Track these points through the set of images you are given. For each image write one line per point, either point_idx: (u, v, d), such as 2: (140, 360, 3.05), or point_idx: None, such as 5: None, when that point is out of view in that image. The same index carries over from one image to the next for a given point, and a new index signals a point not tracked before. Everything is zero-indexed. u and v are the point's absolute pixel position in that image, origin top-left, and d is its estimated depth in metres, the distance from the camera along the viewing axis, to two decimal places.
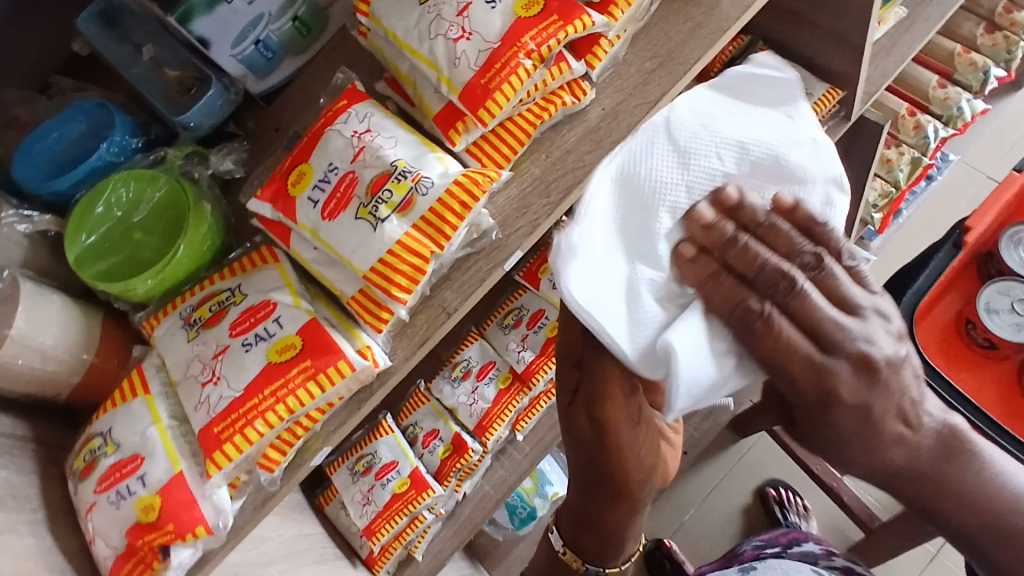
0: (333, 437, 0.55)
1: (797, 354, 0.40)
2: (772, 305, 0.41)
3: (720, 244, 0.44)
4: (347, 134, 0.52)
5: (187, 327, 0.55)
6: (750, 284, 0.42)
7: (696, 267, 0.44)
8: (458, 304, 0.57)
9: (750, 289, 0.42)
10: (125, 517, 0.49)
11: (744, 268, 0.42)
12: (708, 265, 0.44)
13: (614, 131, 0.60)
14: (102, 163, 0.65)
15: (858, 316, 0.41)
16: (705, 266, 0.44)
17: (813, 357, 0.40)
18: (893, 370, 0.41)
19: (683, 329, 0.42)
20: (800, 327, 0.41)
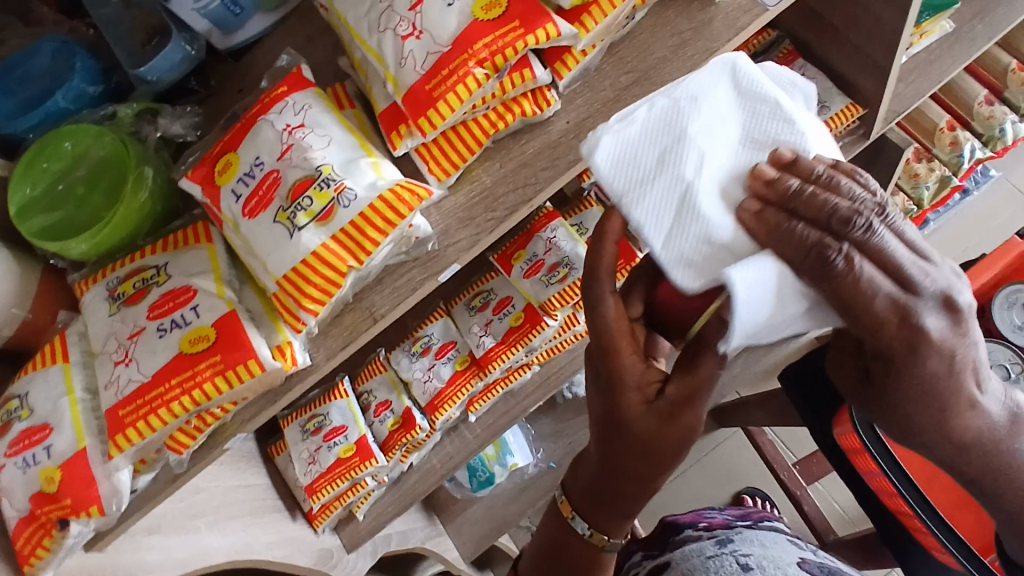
0: (248, 425, 0.56)
1: (877, 297, 0.38)
2: (851, 246, 0.38)
3: (784, 198, 0.41)
4: (278, 128, 0.50)
5: (111, 300, 0.55)
6: (824, 224, 0.39)
7: (762, 220, 0.41)
8: (386, 310, 0.56)
9: (827, 232, 0.39)
10: (29, 482, 0.51)
11: (813, 215, 0.39)
12: (776, 216, 0.41)
13: (573, 149, 0.56)
14: (57, 109, 0.62)
15: (931, 264, 0.39)
16: (773, 218, 0.41)
17: (896, 298, 0.38)
18: (964, 323, 0.40)
19: (750, 269, 0.39)
20: (877, 267, 0.38)
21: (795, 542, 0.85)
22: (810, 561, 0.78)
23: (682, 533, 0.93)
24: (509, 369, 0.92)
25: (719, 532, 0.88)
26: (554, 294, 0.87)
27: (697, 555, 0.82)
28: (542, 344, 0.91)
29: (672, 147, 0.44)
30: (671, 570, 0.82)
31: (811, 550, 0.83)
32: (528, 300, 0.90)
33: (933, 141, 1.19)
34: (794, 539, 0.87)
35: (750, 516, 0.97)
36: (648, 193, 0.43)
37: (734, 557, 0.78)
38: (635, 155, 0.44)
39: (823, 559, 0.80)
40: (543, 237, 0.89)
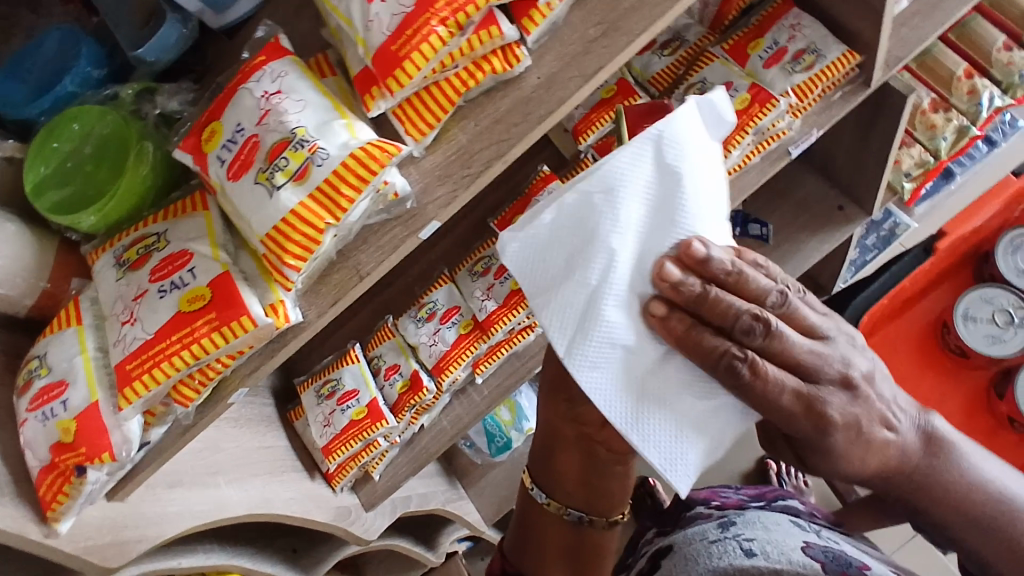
0: (249, 378, 0.60)
1: (784, 388, 0.48)
2: (754, 353, 0.48)
3: (690, 300, 0.50)
4: (257, 95, 0.53)
5: (117, 266, 0.60)
6: (729, 331, 0.49)
7: (668, 324, 0.51)
8: (372, 268, 0.58)
9: (705, 327, 0.50)
10: (49, 433, 0.57)
11: (720, 320, 0.49)
12: (679, 323, 0.51)
13: (544, 103, 0.57)
14: (65, 93, 0.67)
15: (826, 340, 0.51)
16: (678, 324, 0.50)
17: (799, 390, 0.49)
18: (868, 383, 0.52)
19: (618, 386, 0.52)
20: (784, 364, 0.49)
21: (799, 523, 0.68)
22: (816, 545, 0.60)
23: (693, 509, 0.90)
24: (511, 332, 0.94)
25: (723, 517, 0.74)
26: None
27: (698, 539, 0.67)
28: (543, 305, 0.93)
29: (582, 249, 0.54)
30: (670, 557, 0.67)
31: (816, 531, 0.66)
32: None
33: (950, 90, 1.18)
34: (798, 520, 0.71)
35: (766, 496, 0.96)
36: (554, 298, 0.53)
37: (738, 543, 0.63)
38: (542, 265, 0.54)
39: (831, 543, 0.62)
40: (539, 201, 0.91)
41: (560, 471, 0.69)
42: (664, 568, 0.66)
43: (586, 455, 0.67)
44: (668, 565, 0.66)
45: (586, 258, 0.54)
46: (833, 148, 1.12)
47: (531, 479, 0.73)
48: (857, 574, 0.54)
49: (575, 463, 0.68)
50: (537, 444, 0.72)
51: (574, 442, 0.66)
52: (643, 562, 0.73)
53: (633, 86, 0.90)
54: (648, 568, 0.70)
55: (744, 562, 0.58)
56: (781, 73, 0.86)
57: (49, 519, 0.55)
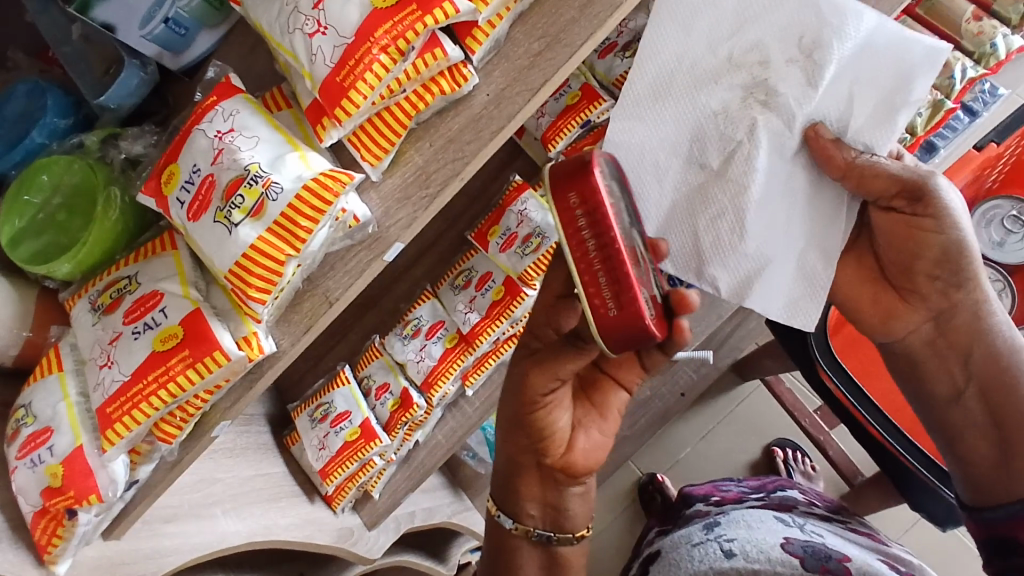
0: (230, 411, 0.61)
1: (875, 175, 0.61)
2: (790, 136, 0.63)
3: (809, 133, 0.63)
4: (210, 135, 0.54)
5: (93, 311, 0.62)
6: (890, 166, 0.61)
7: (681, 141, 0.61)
8: (340, 293, 0.59)
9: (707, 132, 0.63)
10: (38, 479, 0.58)
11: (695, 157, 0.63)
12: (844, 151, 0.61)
13: (494, 120, 0.58)
14: (34, 146, 0.68)
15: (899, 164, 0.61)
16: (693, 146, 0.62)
17: (871, 169, 0.61)
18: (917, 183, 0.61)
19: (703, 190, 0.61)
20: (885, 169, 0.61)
21: (783, 518, 0.68)
22: (795, 540, 0.60)
23: (692, 508, 0.90)
24: (496, 342, 0.95)
25: (709, 518, 0.74)
26: (530, 264, 0.90)
27: (684, 543, 0.68)
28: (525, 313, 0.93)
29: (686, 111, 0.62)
30: (656, 563, 0.68)
31: (800, 525, 0.66)
32: (507, 273, 0.92)
33: None
34: (781, 514, 0.71)
35: (765, 488, 0.96)
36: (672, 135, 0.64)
37: (719, 544, 0.63)
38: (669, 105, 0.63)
39: (813, 536, 0.62)
40: (514, 210, 0.91)
41: (527, 497, 0.69)
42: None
43: (549, 479, 0.69)
44: (656, 571, 0.67)
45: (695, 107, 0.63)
46: None
47: (497, 507, 0.72)
48: (837, 568, 0.55)
49: (539, 486, 0.69)
50: (500, 469, 0.72)
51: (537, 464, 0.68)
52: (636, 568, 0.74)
53: (597, 90, 0.90)
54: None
55: (723, 564, 0.59)
56: None
57: (47, 561, 0.57)
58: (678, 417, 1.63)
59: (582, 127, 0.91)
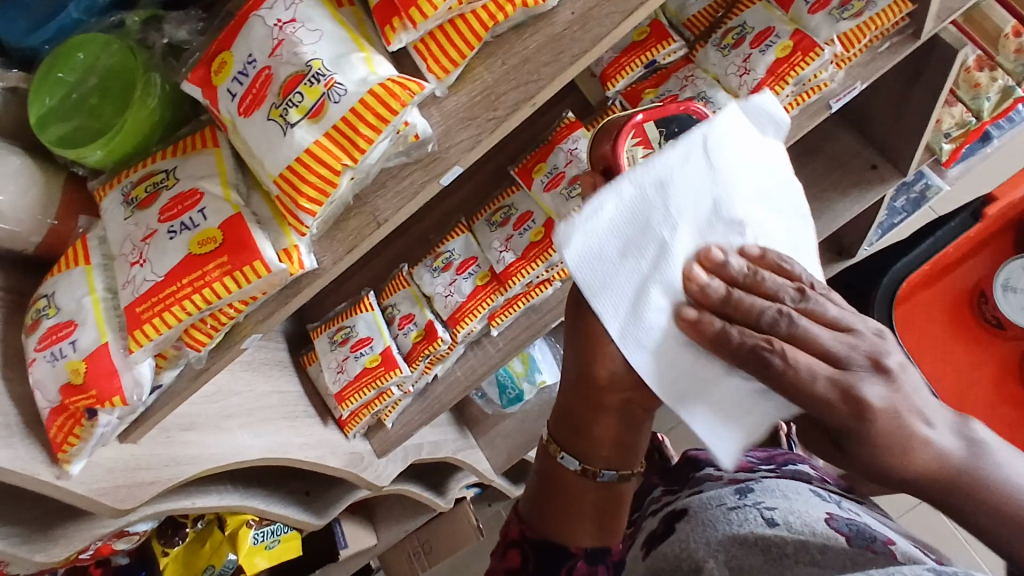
0: (262, 325, 0.58)
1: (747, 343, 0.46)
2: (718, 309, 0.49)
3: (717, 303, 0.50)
4: (269, 23, 0.49)
5: (126, 205, 0.58)
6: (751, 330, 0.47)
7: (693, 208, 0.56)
8: (390, 214, 0.56)
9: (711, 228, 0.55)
10: (58, 374, 0.56)
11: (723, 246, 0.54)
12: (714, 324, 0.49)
13: (577, 41, 0.53)
14: (70, 21, 0.63)
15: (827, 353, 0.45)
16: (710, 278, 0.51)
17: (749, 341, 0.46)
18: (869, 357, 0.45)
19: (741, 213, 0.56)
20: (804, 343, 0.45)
21: (819, 493, 0.67)
22: (839, 517, 0.59)
23: (701, 471, 0.89)
24: (529, 284, 0.92)
25: (739, 483, 0.73)
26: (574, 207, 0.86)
27: (715, 505, 0.67)
28: (563, 258, 0.90)
29: (633, 242, 0.55)
30: (684, 521, 0.66)
31: (836, 502, 0.64)
32: (548, 215, 0.88)
33: (996, 48, 1.15)
34: (816, 489, 0.69)
35: (775, 458, 0.95)
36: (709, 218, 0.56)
37: (759, 512, 0.62)
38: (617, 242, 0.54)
39: (853, 514, 0.61)
40: (563, 148, 0.87)
41: (598, 439, 0.65)
42: (678, 532, 0.65)
43: (626, 418, 0.64)
44: (683, 528, 0.65)
45: (638, 248, 0.55)
46: (872, 103, 1.07)
47: (560, 448, 0.67)
48: (884, 550, 0.52)
49: (615, 428, 0.64)
50: (568, 409, 0.66)
51: (609, 409, 0.63)
52: (654, 525, 0.72)
53: (667, 28, 0.85)
54: (661, 531, 0.68)
55: (766, 531, 0.57)
56: (827, 19, 0.80)
57: (60, 461, 0.56)
58: None
59: (645, 67, 0.86)
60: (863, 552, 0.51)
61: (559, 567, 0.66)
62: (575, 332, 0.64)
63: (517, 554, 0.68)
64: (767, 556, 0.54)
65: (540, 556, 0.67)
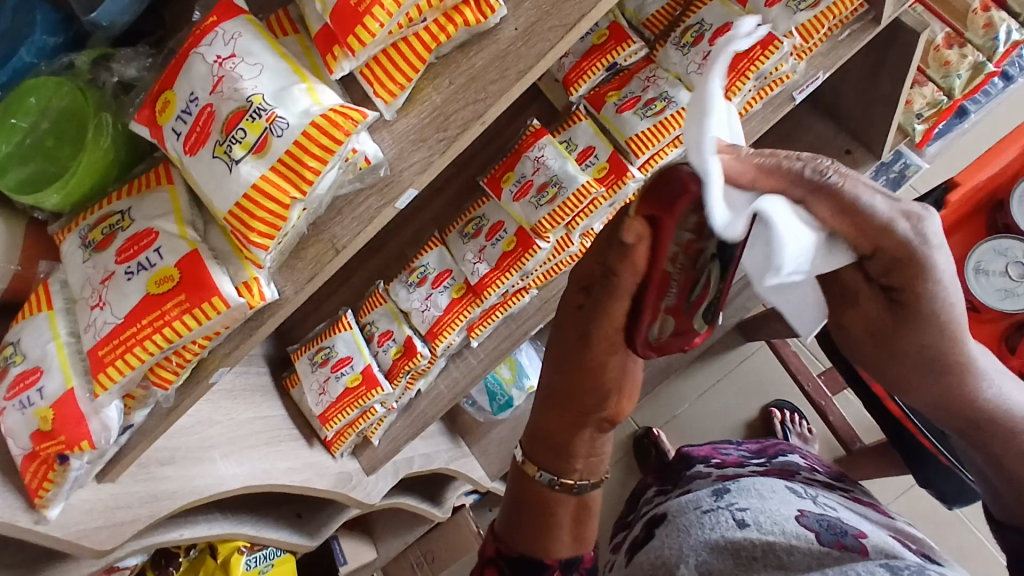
0: (229, 358, 0.58)
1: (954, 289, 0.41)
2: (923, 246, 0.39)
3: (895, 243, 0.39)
4: (209, 60, 0.49)
5: (84, 247, 0.58)
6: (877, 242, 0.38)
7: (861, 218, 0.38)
8: (347, 241, 0.55)
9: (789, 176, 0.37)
10: (29, 422, 0.56)
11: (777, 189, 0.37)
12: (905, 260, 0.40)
13: (523, 57, 0.53)
14: (22, 65, 0.63)
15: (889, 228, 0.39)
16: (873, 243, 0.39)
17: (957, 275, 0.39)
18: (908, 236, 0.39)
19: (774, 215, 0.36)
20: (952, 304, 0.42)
21: (796, 490, 0.66)
22: (810, 513, 0.59)
23: (692, 468, 0.88)
24: (505, 294, 0.92)
25: (719, 482, 0.73)
26: (544, 216, 0.86)
27: (692, 509, 0.67)
28: (537, 266, 0.89)
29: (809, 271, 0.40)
30: (663, 526, 0.67)
31: (813, 497, 0.64)
32: (520, 224, 0.88)
33: (965, 24, 1.17)
34: (797, 484, 0.69)
35: (766, 450, 0.95)
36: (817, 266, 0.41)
37: (731, 512, 0.62)
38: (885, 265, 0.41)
39: (827, 510, 0.61)
40: (530, 156, 0.87)
41: (577, 453, 0.58)
42: (657, 538, 0.66)
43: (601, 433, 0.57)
44: (662, 534, 0.66)
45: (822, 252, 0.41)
46: (841, 90, 1.07)
47: (536, 466, 0.60)
48: (853, 545, 0.52)
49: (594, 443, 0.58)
50: (542, 428, 0.58)
51: (580, 422, 0.55)
52: (639, 529, 0.73)
53: (627, 30, 0.85)
54: (643, 537, 0.69)
55: (736, 533, 0.57)
56: (784, 11, 0.80)
57: (37, 506, 0.56)
58: (678, 373, 1.63)
59: (607, 70, 0.86)
60: (828, 551, 0.52)
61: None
62: (557, 346, 0.51)
63: (494, 571, 0.62)
64: (736, 559, 0.54)
65: (517, 574, 0.60)
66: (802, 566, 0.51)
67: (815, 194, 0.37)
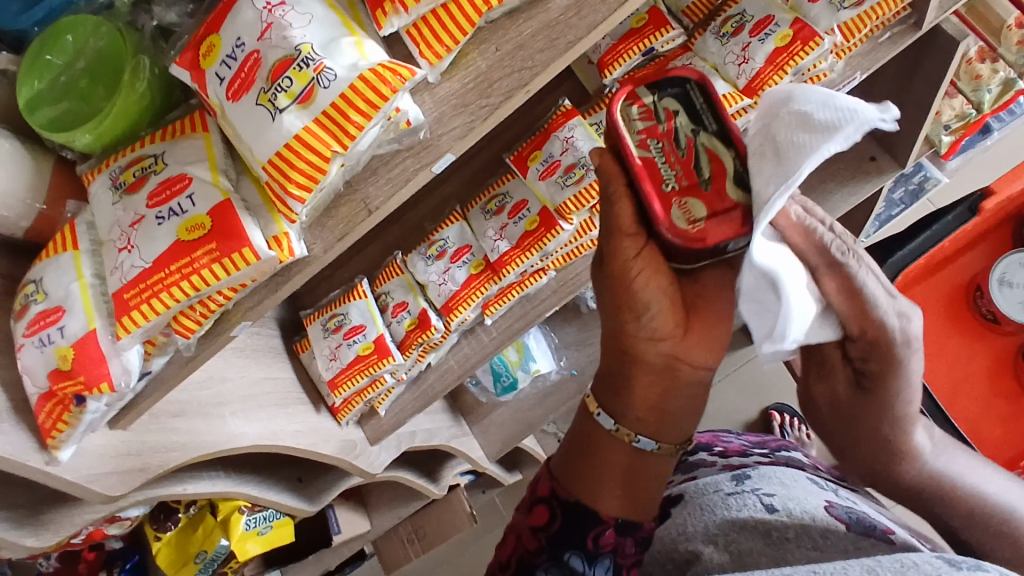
0: (252, 312, 0.58)
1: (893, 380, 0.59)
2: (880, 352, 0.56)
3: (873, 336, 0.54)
4: (258, 6, 0.48)
5: (114, 189, 0.57)
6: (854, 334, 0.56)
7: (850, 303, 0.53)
8: (381, 203, 0.55)
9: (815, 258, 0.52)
10: (47, 360, 0.56)
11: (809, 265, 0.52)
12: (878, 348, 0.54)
13: (573, 28, 0.52)
14: (59, 2, 0.61)
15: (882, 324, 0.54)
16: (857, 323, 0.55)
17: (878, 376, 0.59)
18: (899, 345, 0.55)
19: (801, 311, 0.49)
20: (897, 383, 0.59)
21: (816, 480, 0.67)
22: (838, 504, 0.59)
23: (693, 453, 0.88)
24: (524, 273, 0.91)
25: (735, 468, 0.73)
26: (569, 197, 0.85)
27: (712, 491, 0.68)
28: (557, 248, 0.89)
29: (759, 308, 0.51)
30: (680, 506, 0.68)
31: (833, 489, 0.65)
32: (543, 204, 0.88)
33: (998, 39, 1.13)
34: (815, 477, 0.69)
35: (766, 443, 0.95)
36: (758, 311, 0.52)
37: (757, 497, 0.63)
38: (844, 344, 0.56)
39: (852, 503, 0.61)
40: (559, 136, 0.86)
41: (636, 398, 0.57)
42: (676, 516, 0.67)
43: (669, 378, 0.56)
44: (679, 514, 0.67)
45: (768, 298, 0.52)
46: (873, 94, 1.06)
47: (597, 403, 0.60)
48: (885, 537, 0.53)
49: (657, 389, 0.56)
50: (607, 366, 0.59)
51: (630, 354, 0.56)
52: None
53: (666, 15, 0.84)
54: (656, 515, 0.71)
55: (766, 516, 0.58)
56: (827, 8, 0.79)
57: (49, 447, 0.56)
58: None
59: (643, 55, 0.85)
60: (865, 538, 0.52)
61: (586, 534, 0.59)
62: (602, 275, 0.56)
63: (544, 511, 0.62)
64: (768, 540, 0.56)
65: (568, 518, 0.60)
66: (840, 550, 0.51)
67: (829, 270, 0.52)
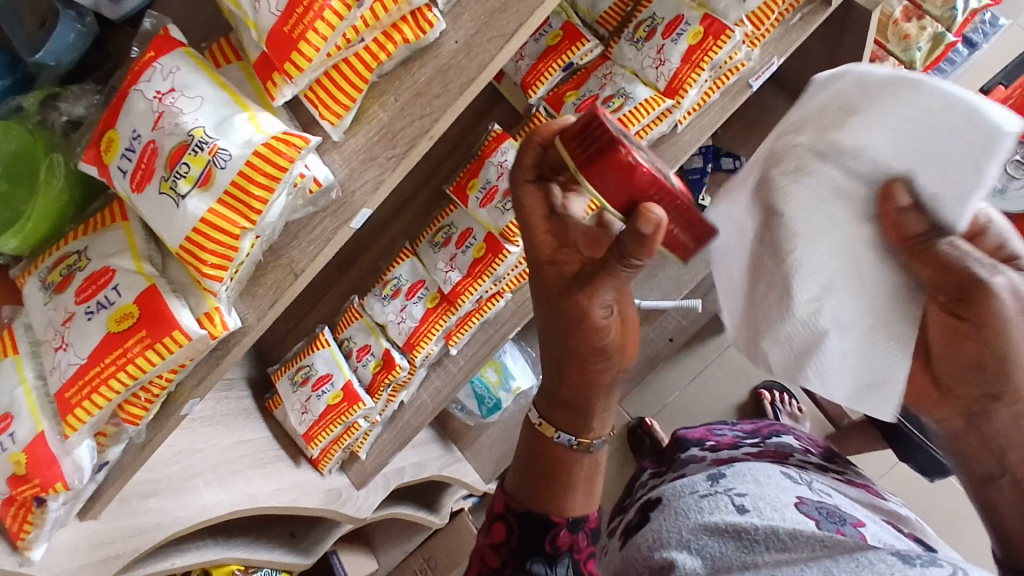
0: (198, 389, 0.58)
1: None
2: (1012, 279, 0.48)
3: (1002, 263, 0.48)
4: (149, 97, 0.50)
5: (43, 290, 0.58)
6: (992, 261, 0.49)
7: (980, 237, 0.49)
8: (305, 264, 0.55)
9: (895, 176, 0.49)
10: (4, 468, 0.56)
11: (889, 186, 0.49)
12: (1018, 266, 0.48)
13: (464, 70, 0.53)
14: None
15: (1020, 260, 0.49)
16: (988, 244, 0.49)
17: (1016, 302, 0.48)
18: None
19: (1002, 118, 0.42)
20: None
21: (791, 475, 0.66)
22: (809, 500, 0.60)
23: (685, 452, 0.87)
24: (480, 299, 0.92)
25: (714, 468, 0.72)
26: (511, 220, 0.86)
27: (688, 493, 0.67)
28: (508, 271, 0.90)
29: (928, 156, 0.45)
30: (658, 511, 0.67)
31: (808, 483, 0.65)
32: (488, 230, 0.89)
33: None
34: (791, 470, 0.69)
35: (760, 431, 0.92)
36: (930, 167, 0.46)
37: (729, 498, 0.62)
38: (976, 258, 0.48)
39: (823, 496, 0.61)
40: (493, 162, 0.87)
41: (594, 411, 0.61)
42: (653, 522, 0.66)
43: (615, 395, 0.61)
44: (656, 519, 0.66)
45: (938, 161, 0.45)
46: (803, 68, 1.07)
47: (555, 426, 0.62)
48: (853, 532, 0.54)
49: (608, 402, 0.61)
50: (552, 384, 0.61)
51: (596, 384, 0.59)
52: (631, 515, 0.72)
53: (580, 29, 0.85)
54: (636, 521, 0.69)
55: (736, 518, 0.58)
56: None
57: (20, 548, 0.56)
58: (667, 362, 1.63)
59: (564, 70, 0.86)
60: (832, 535, 0.52)
61: (543, 537, 0.61)
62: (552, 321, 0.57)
63: (503, 528, 0.63)
64: (738, 541, 0.55)
65: (526, 529, 0.62)
66: (808, 548, 0.51)
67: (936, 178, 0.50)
